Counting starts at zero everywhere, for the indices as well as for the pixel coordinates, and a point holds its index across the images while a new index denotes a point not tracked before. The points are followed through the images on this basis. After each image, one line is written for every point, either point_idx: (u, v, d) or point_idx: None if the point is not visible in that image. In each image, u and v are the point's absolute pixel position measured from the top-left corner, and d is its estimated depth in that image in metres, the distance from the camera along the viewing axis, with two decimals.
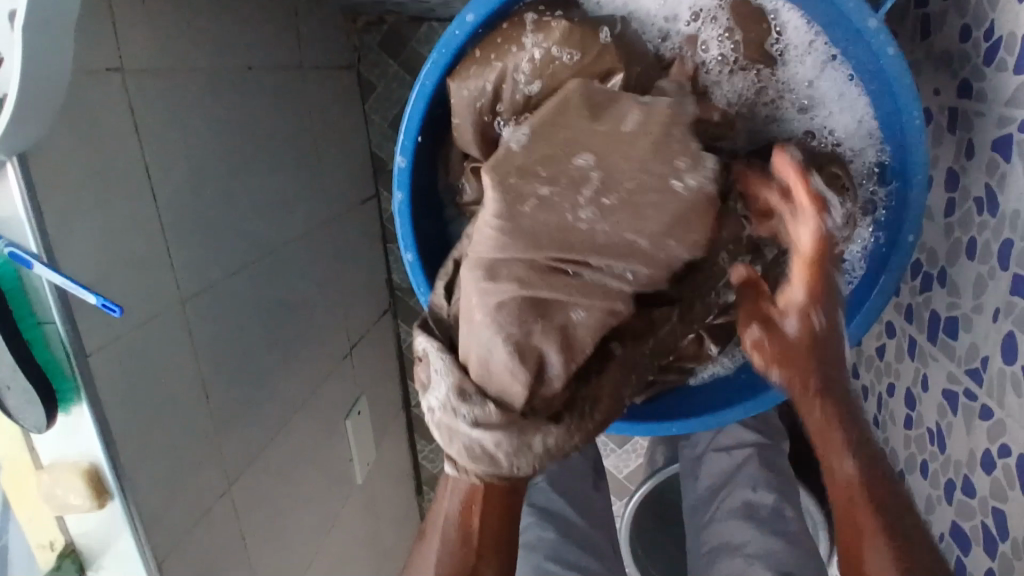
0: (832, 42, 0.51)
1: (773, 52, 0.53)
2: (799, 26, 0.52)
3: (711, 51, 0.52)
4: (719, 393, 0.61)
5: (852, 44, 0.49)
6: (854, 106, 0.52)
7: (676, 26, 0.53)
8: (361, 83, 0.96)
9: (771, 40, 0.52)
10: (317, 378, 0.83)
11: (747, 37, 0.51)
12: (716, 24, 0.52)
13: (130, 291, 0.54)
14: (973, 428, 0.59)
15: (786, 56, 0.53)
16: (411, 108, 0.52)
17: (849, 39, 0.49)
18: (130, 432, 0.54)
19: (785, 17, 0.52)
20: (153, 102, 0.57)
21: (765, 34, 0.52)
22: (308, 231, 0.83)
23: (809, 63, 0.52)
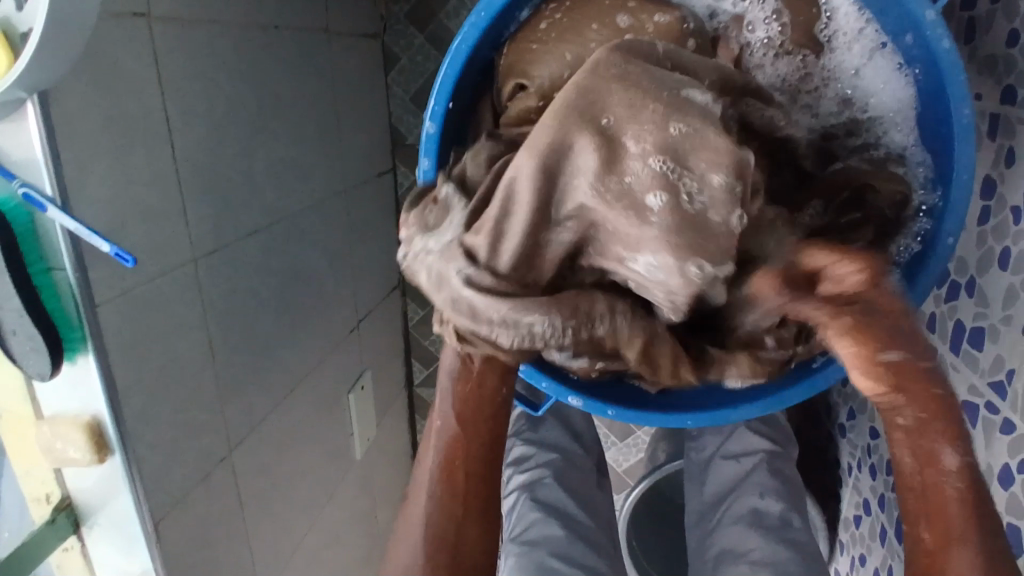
0: (883, 30, 0.50)
1: (821, 38, 0.52)
2: (850, 12, 0.51)
3: (757, 32, 0.52)
4: None
5: (904, 36, 0.48)
6: (898, 93, 0.51)
7: (724, 5, 0.54)
8: (385, 54, 0.94)
9: (820, 26, 0.52)
10: (323, 350, 0.82)
11: (795, 20, 0.51)
12: (764, 6, 0.52)
13: (143, 245, 0.53)
14: (993, 442, 0.58)
15: (833, 43, 0.52)
16: (443, 73, 0.50)
17: (899, 31, 0.48)
18: (135, 388, 0.52)
19: (836, 3, 0.51)
20: (177, 53, 0.55)
21: (815, 18, 0.51)
22: (323, 199, 0.81)
23: (856, 51, 0.51)
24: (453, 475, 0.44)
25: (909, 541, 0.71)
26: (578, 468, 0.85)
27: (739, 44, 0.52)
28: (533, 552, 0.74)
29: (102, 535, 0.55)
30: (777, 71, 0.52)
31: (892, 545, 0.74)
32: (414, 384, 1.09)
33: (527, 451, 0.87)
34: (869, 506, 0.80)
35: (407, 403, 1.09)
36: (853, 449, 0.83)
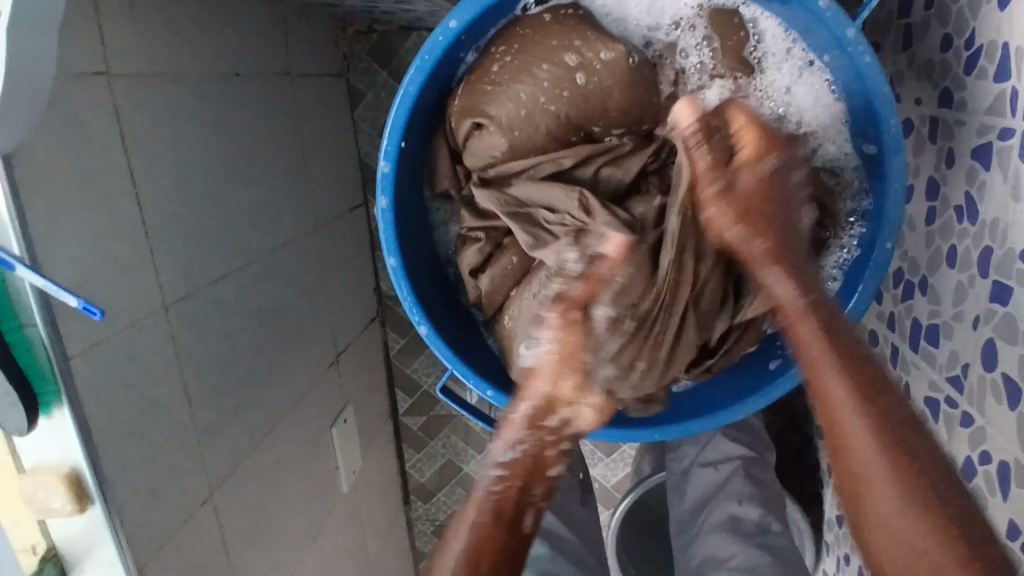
0: (809, 48, 0.52)
1: (750, 59, 0.54)
2: (777, 33, 0.53)
3: (690, 58, 0.55)
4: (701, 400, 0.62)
5: (829, 53, 0.50)
6: (829, 113, 0.53)
7: (658, 34, 0.56)
8: (350, 91, 0.96)
9: (749, 48, 0.54)
10: (302, 386, 0.83)
11: (724, 46, 0.53)
12: (694, 33, 0.55)
13: (113, 295, 0.54)
14: (954, 435, 0.60)
15: (764, 63, 0.54)
16: (394, 114, 0.51)
17: (825, 48, 0.50)
18: (111, 436, 0.53)
19: (763, 25, 0.53)
20: (139, 106, 0.57)
21: (743, 41, 0.53)
22: (295, 237, 0.83)
23: (787, 70, 0.53)
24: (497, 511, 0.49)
25: None
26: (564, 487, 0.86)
27: (674, 69, 0.55)
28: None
29: None
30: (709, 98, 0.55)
31: None
32: (399, 413, 1.10)
33: None
34: None
35: (394, 433, 1.09)
36: None
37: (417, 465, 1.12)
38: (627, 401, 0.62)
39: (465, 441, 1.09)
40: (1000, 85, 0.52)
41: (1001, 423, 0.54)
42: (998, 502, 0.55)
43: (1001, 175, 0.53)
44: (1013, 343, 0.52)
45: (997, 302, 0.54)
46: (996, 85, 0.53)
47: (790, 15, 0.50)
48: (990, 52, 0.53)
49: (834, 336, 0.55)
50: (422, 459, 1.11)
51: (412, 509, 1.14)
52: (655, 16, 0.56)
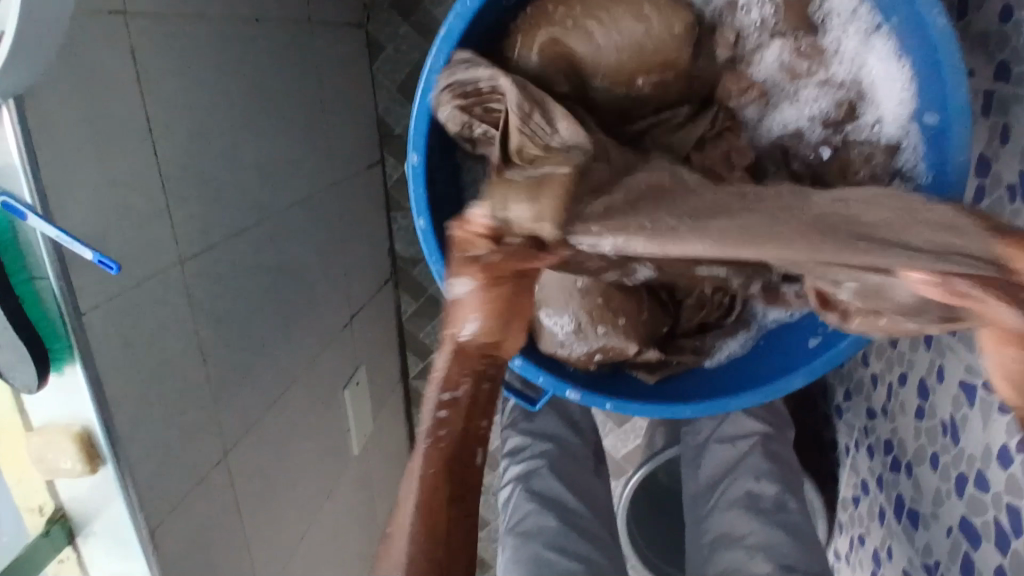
0: (876, 8, 0.49)
1: (816, 19, 0.52)
2: None
3: (751, 14, 0.53)
4: (734, 376, 0.60)
5: (898, 12, 0.47)
6: (893, 82, 0.50)
7: None
8: (369, 44, 0.92)
9: (815, 7, 0.52)
10: (316, 347, 0.81)
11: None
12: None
13: (128, 249, 0.51)
14: (991, 422, 0.58)
15: (828, 23, 0.52)
16: (429, 64, 0.49)
17: (894, 8, 0.47)
18: (124, 396, 0.51)
19: None
20: (155, 49, 0.54)
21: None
22: (311, 195, 0.80)
23: (852, 31, 0.51)
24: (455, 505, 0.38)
25: (907, 522, 0.71)
26: (578, 459, 0.85)
27: (734, 28, 0.53)
28: (528, 544, 0.72)
29: (99, 542, 0.54)
30: (768, 60, 0.53)
31: (891, 525, 0.74)
32: (410, 377, 1.08)
33: (523, 443, 0.86)
34: (866, 486, 0.80)
35: (405, 397, 1.08)
36: (850, 429, 0.83)
37: None
38: (657, 376, 0.60)
39: None
40: None
41: None
42: None
43: None
44: None
45: None
46: None
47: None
48: None
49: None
50: None
51: None
52: None
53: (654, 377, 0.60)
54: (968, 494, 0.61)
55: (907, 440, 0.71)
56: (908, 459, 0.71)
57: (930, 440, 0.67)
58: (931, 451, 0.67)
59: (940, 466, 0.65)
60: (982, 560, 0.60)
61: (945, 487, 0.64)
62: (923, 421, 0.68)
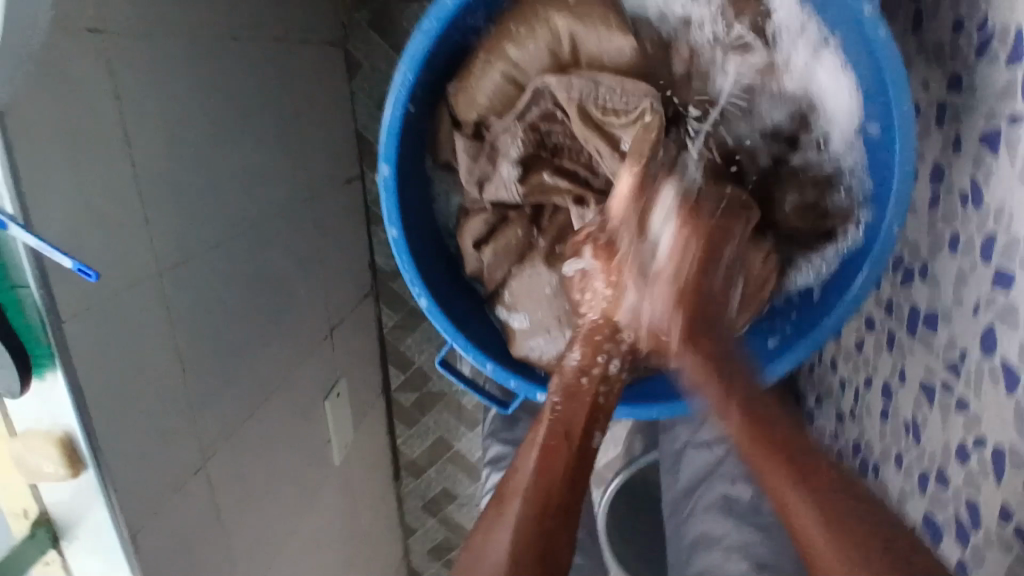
0: (823, 24, 0.51)
1: (766, 34, 0.54)
2: (792, 8, 0.52)
3: (705, 30, 0.55)
4: None
5: (846, 29, 0.49)
6: (840, 96, 0.53)
7: (674, 7, 0.56)
8: (348, 60, 0.94)
9: (765, 24, 0.54)
10: (295, 358, 0.81)
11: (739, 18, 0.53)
12: (709, 6, 0.54)
13: (106, 258, 0.53)
14: (949, 421, 0.60)
15: (778, 39, 0.54)
16: (399, 79, 0.50)
17: (840, 25, 0.50)
18: (103, 403, 0.52)
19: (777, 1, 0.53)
20: (133, 64, 0.56)
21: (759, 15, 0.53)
22: (289, 208, 0.81)
23: (801, 46, 0.53)
24: (555, 451, 0.46)
25: None
26: None
27: (689, 45, 0.56)
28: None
29: (81, 547, 0.55)
30: (724, 78, 0.56)
31: None
32: (391, 389, 1.09)
33: (503, 450, 0.87)
34: None
35: (385, 408, 1.09)
36: (821, 433, 0.85)
37: (408, 441, 1.11)
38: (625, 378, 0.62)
39: (457, 418, 1.08)
40: (1013, 70, 0.52)
41: (998, 409, 0.54)
42: (992, 486, 0.55)
43: (1010, 162, 0.53)
44: (1016, 329, 0.53)
45: (1000, 288, 0.54)
46: (1009, 69, 0.52)
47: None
48: (1003, 36, 0.53)
49: (835, 322, 0.55)
50: (413, 436, 1.11)
51: (402, 485, 1.14)
52: None
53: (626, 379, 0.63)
54: (930, 490, 0.63)
55: (874, 440, 0.73)
56: (875, 459, 0.72)
57: (894, 440, 0.69)
58: (896, 451, 0.69)
59: (904, 464, 0.67)
60: (944, 555, 0.61)
61: (909, 485, 0.66)
62: (888, 422, 0.70)
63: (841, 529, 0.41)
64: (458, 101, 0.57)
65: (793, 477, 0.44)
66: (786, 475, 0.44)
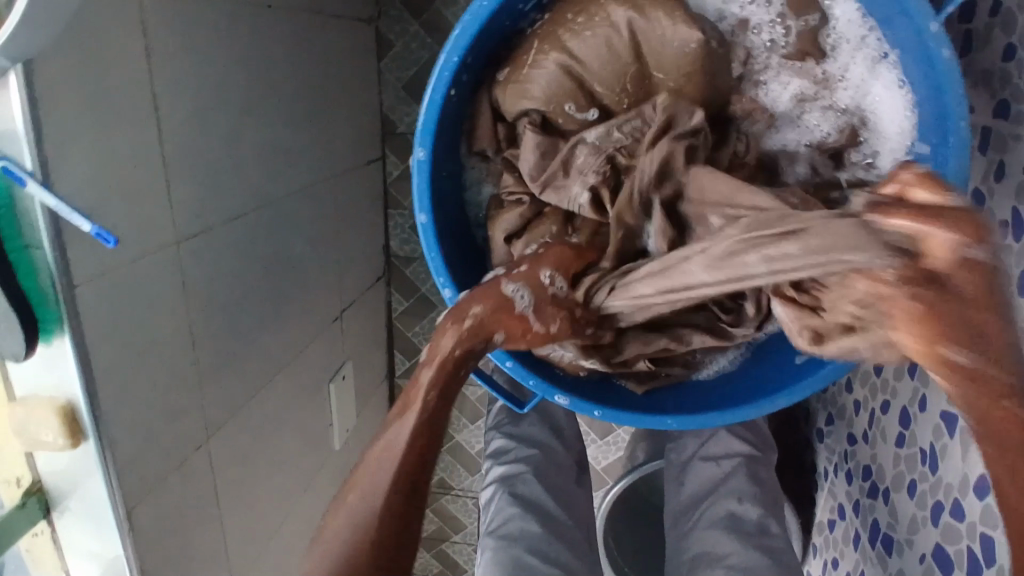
0: (883, 38, 0.50)
1: (824, 44, 0.53)
2: (853, 19, 0.52)
3: (762, 34, 0.54)
4: (721, 389, 0.60)
5: (905, 46, 0.48)
6: (895, 112, 0.51)
7: (732, 8, 0.54)
8: (379, 39, 0.92)
9: (825, 32, 0.53)
10: (303, 338, 0.80)
11: (799, 24, 0.52)
12: (769, 9, 0.53)
13: (124, 223, 0.51)
14: (969, 453, 0.59)
15: (837, 50, 0.53)
16: (442, 62, 0.49)
17: (900, 41, 0.48)
18: (110, 373, 0.51)
19: (839, 8, 0.52)
20: (165, 26, 0.54)
21: (819, 22, 0.52)
22: (309, 185, 0.79)
23: (860, 58, 0.52)
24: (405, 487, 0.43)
25: (881, 547, 0.72)
26: (560, 468, 0.84)
27: (745, 47, 0.55)
28: (509, 547, 0.71)
29: (73, 520, 0.54)
30: (779, 86, 0.55)
31: (865, 550, 0.75)
32: (395, 375, 1.07)
33: (506, 445, 0.86)
34: (843, 510, 0.80)
35: (388, 394, 1.07)
36: (830, 453, 0.84)
37: None
38: (645, 387, 0.61)
39: (459, 410, 1.06)
40: None
41: None
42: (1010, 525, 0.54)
43: None
44: None
45: None
46: None
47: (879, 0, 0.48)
48: None
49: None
50: None
51: None
52: None
53: (642, 390, 0.60)
54: (944, 522, 0.62)
55: (886, 466, 0.72)
56: (887, 485, 0.71)
57: (908, 468, 0.68)
58: (910, 479, 0.67)
59: (918, 493, 0.66)
60: None
61: (922, 515, 0.65)
62: (903, 448, 0.69)
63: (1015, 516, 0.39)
64: (506, 89, 0.55)
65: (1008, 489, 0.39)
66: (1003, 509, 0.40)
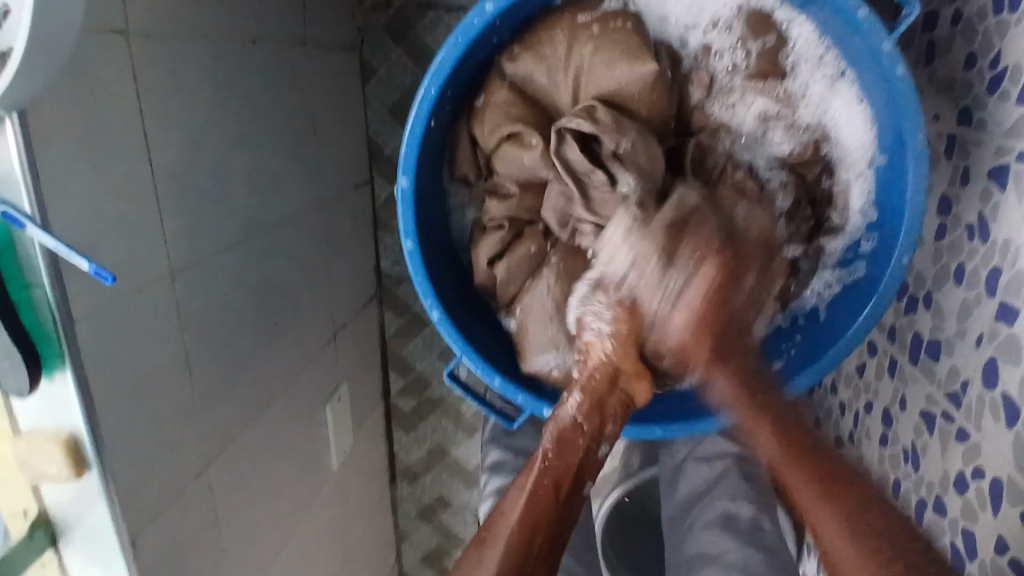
0: (841, 57, 0.53)
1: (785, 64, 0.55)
2: (811, 39, 0.54)
3: (724, 59, 0.57)
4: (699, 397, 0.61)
5: (863, 63, 0.51)
6: (859, 129, 0.54)
7: (694, 34, 0.57)
8: (362, 66, 0.94)
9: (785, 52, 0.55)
10: (297, 361, 0.81)
11: (758, 47, 0.55)
12: (730, 35, 0.56)
13: (120, 259, 0.53)
14: (948, 450, 0.61)
15: (797, 68, 0.55)
16: (422, 93, 0.51)
17: (858, 58, 0.51)
18: (110, 405, 0.52)
19: (797, 29, 0.54)
20: (153, 67, 0.56)
21: (778, 43, 0.54)
22: (299, 212, 0.81)
23: (819, 77, 0.54)
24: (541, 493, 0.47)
25: None
26: None
27: (708, 72, 0.57)
28: None
29: (78, 548, 0.55)
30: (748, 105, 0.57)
31: None
32: (390, 393, 1.08)
33: (501, 457, 0.87)
34: None
35: (384, 412, 1.08)
36: None
37: (406, 447, 1.11)
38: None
39: (454, 426, 1.07)
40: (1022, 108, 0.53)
41: (997, 442, 0.55)
42: (988, 518, 0.56)
43: (1016, 198, 0.54)
44: (1016, 364, 0.53)
45: (1002, 323, 0.55)
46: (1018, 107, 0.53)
47: (834, 23, 0.51)
48: (1014, 74, 0.54)
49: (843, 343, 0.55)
50: (411, 441, 1.10)
51: (397, 489, 1.13)
52: (694, 16, 0.57)
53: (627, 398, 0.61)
54: (927, 518, 0.64)
55: (871, 466, 0.74)
56: None
57: (892, 466, 0.70)
58: (894, 478, 0.69)
59: (902, 491, 0.68)
60: None
61: (907, 512, 0.67)
62: (887, 447, 0.71)
63: (872, 546, 0.41)
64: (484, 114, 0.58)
65: (826, 497, 0.44)
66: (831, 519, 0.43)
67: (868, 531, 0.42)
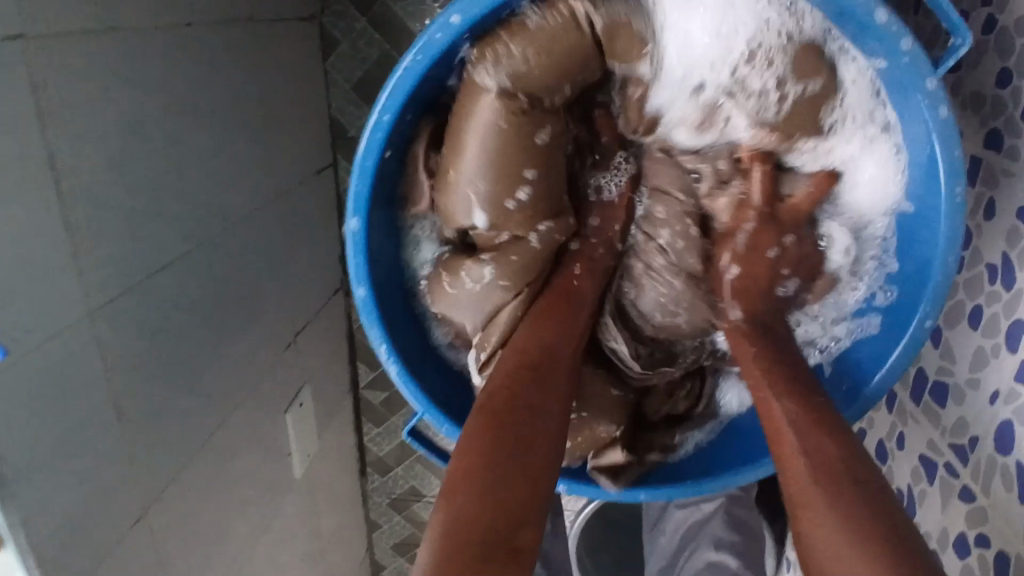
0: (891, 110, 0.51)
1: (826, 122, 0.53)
2: (862, 90, 0.51)
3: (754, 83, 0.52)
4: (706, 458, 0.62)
5: (906, 109, 0.47)
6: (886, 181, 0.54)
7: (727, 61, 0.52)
8: (323, 38, 0.84)
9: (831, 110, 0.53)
10: (253, 374, 0.75)
11: (799, 90, 0.51)
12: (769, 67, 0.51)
13: (25, 308, 0.45)
14: (949, 505, 0.57)
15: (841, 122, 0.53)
16: (373, 122, 0.44)
17: (902, 105, 0.48)
18: (22, 472, 0.46)
19: (848, 72, 0.51)
20: (58, 74, 0.47)
21: (823, 89, 0.51)
22: (252, 210, 0.73)
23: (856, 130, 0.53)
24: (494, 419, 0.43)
25: None
26: None
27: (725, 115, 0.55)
28: None
29: None
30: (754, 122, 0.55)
31: None
32: (360, 386, 1.02)
33: None
34: None
35: (354, 406, 1.03)
36: None
37: (377, 440, 1.06)
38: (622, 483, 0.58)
39: None
40: None
41: (1005, 511, 0.51)
42: None
43: None
44: None
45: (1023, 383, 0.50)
46: None
47: (879, 69, 0.47)
48: None
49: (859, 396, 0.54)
50: (382, 435, 1.05)
51: (368, 481, 1.09)
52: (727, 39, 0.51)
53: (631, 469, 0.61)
54: None
55: None
56: None
57: None
58: None
59: None
60: None
61: None
62: None
63: (845, 509, 0.38)
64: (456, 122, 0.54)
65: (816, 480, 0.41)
66: (821, 493, 0.40)
67: (848, 500, 0.39)
